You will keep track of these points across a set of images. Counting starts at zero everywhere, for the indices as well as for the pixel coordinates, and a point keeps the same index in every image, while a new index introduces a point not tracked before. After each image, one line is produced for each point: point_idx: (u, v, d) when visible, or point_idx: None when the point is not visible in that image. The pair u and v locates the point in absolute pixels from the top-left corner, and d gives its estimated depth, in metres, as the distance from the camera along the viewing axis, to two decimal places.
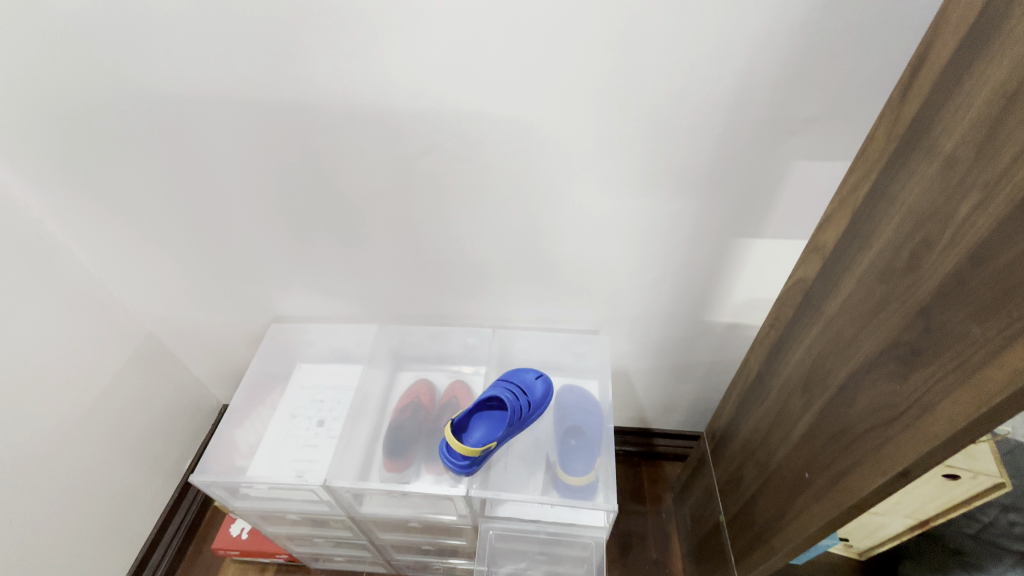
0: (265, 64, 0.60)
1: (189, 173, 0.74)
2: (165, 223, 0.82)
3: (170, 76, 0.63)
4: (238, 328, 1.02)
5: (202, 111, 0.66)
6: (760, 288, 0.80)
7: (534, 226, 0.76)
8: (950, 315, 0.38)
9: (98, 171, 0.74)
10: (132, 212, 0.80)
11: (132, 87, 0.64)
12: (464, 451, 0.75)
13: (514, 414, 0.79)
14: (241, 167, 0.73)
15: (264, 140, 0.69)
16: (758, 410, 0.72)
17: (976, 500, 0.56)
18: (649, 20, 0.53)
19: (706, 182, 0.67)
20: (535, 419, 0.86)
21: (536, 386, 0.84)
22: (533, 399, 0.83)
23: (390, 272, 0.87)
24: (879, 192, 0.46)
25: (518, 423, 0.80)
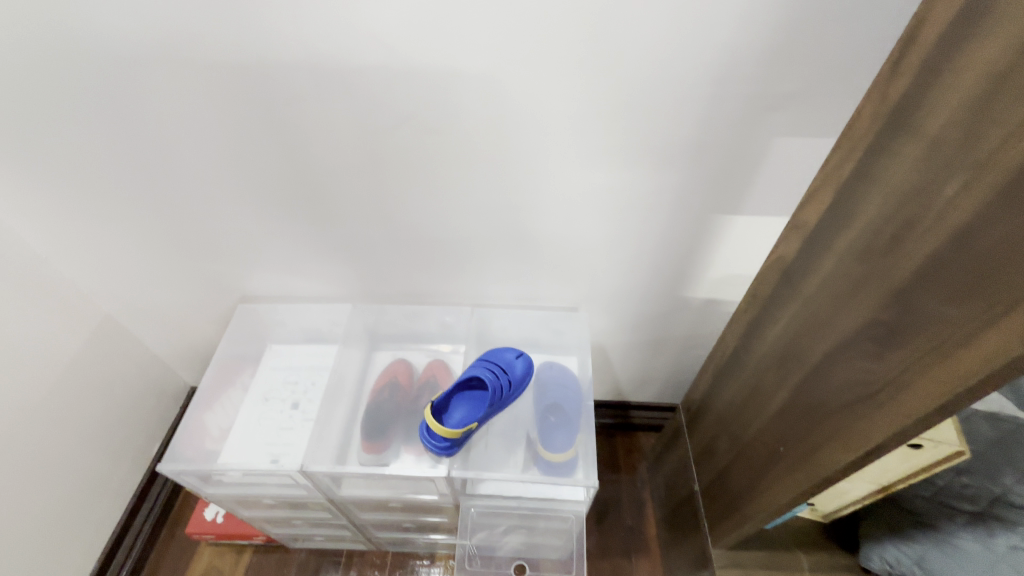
0: (219, 24, 0.55)
1: (142, 143, 0.68)
2: (118, 198, 0.76)
3: (113, 34, 0.57)
4: (203, 308, 0.97)
5: (152, 73, 0.60)
6: (738, 265, 0.80)
7: (513, 202, 0.74)
8: (928, 297, 0.38)
9: (37, 142, 0.67)
10: (79, 186, 0.73)
11: (70, 43, 0.58)
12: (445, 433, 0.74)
13: (495, 394, 0.78)
14: (200, 137, 0.67)
15: (225, 109, 0.64)
16: (733, 384, 0.74)
17: (935, 467, 0.59)
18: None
19: (687, 158, 0.66)
20: (515, 398, 0.86)
21: (517, 365, 0.83)
22: (514, 378, 0.82)
23: (363, 249, 0.84)
24: (862, 173, 0.45)
25: (499, 403, 0.80)
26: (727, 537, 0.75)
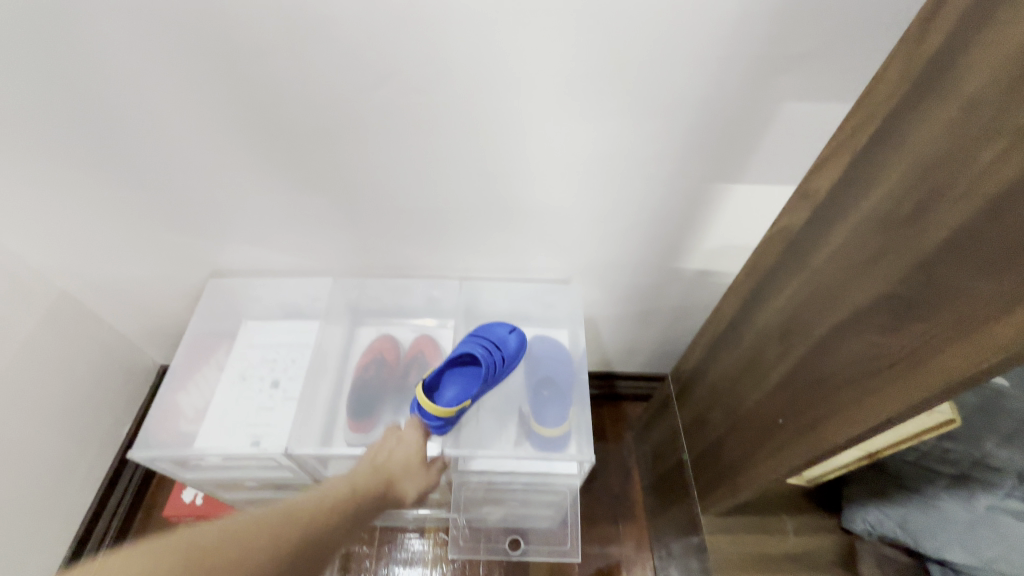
0: None
1: (90, 97, 0.60)
2: (66, 161, 0.68)
3: None
4: (170, 283, 0.91)
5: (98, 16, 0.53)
6: (734, 235, 0.79)
7: (507, 168, 0.69)
8: (954, 269, 0.37)
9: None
10: (18, 146, 0.65)
11: None
12: (439, 413, 0.72)
13: (489, 371, 0.77)
14: (158, 91, 0.60)
15: (187, 59, 0.57)
16: (728, 356, 0.73)
17: (925, 433, 0.59)
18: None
19: (690, 123, 0.63)
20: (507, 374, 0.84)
21: (511, 340, 0.81)
22: (507, 354, 0.80)
23: (344, 220, 0.79)
24: (885, 138, 0.43)
25: (494, 379, 0.78)
26: (719, 505, 0.76)
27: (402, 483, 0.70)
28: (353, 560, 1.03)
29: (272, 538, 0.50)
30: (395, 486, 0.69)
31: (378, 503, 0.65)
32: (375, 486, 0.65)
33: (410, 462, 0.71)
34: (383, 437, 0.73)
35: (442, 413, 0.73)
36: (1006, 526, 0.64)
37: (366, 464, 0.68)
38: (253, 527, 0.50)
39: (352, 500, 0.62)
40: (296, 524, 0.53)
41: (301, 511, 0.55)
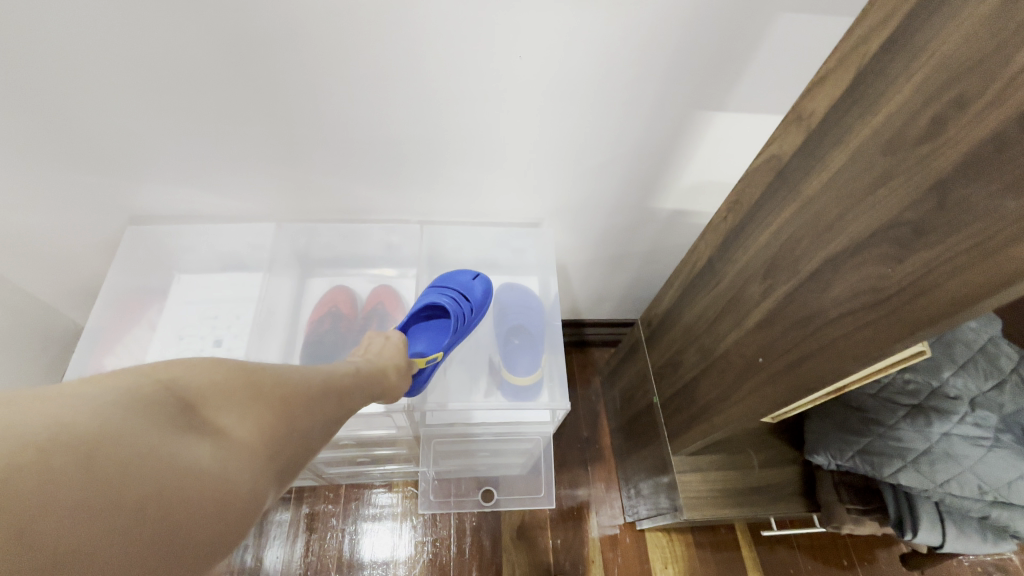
0: None
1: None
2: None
3: None
4: (80, 235, 0.77)
5: None
6: (712, 171, 0.74)
7: (473, 91, 0.61)
8: (971, 190, 0.34)
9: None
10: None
11: None
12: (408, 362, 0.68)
13: (459, 321, 0.72)
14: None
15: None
16: (705, 297, 0.71)
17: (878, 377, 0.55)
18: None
19: (675, 37, 0.56)
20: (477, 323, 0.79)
21: (477, 287, 0.77)
22: (475, 302, 0.76)
23: (285, 155, 0.68)
24: (900, 46, 0.38)
25: (464, 329, 0.74)
26: (692, 445, 0.76)
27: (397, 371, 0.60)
28: (319, 519, 0.99)
29: (312, 368, 0.47)
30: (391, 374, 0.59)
31: (377, 389, 0.56)
32: (376, 370, 0.56)
33: (400, 354, 0.63)
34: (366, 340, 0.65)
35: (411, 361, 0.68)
36: (959, 449, 0.67)
37: (357, 355, 0.60)
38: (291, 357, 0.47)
39: (360, 371, 0.54)
40: (328, 367, 0.50)
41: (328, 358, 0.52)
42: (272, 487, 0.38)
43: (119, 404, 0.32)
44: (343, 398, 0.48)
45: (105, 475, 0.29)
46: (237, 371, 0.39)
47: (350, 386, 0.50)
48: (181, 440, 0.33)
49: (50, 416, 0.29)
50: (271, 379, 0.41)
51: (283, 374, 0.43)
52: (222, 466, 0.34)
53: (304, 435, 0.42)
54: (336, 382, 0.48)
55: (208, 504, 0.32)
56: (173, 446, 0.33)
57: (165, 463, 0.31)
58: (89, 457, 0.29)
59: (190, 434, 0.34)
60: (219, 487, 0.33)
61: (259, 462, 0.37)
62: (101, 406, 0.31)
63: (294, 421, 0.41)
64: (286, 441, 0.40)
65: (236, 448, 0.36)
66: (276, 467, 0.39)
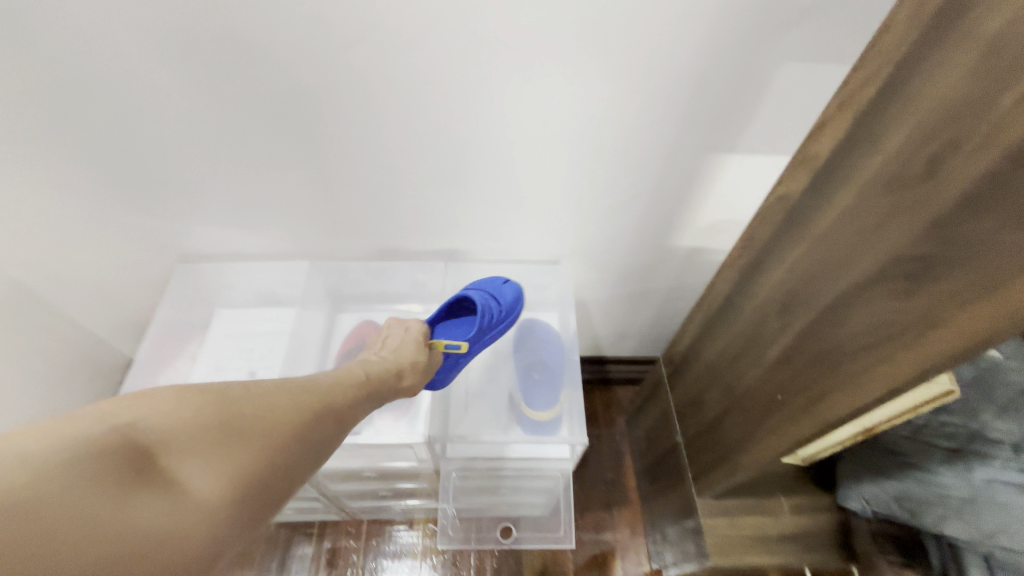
0: None
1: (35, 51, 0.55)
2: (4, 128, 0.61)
3: None
4: (139, 272, 0.85)
5: None
6: (728, 210, 0.76)
7: (495, 139, 0.65)
8: (978, 223, 0.34)
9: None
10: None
11: None
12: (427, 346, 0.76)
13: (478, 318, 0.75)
14: (121, 48, 0.55)
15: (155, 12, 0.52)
16: (724, 334, 0.71)
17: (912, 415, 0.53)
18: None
19: (683, 87, 0.59)
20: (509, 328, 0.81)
21: (507, 291, 0.80)
22: (504, 305, 0.78)
23: (322, 198, 0.74)
24: (892, 93, 0.40)
25: (490, 328, 0.77)
26: (717, 485, 0.74)
27: (411, 372, 0.66)
28: (340, 555, 1.00)
29: (294, 398, 0.49)
30: (403, 375, 0.64)
31: (384, 396, 0.60)
32: (384, 377, 0.61)
33: (416, 354, 0.69)
34: (390, 329, 0.74)
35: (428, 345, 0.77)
36: (1006, 498, 0.61)
37: (373, 356, 0.66)
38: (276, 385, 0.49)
39: (359, 386, 0.57)
40: (319, 389, 0.52)
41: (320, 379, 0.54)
42: (239, 536, 0.40)
43: (85, 457, 0.36)
44: (331, 423, 0.51)
45: (56, 534, 0.32)
46: (210, 414, 0.42)
47: (338, 412, 0.52)
48: (134, 499, 0.36)
49: (22, 465, 0.33)
50: (247, 420, 0.44)
51: (265, 409, 0.46)
52: (176, 522, 0.37)
53: (276, 478, 0.44)
54: (321, 412, 0.50)
55: (156, 564, 0.35)
56: (125, 505, 0.35)
57: (114, 524, 0.34)
58: (45, 515, 0.32)
59: (146, 489, 0.37)
60: (171, 543, 0.36)
61: (221, 513, 0.39)
62: (69, 458, 0.35)
63: (268, 463, 0.43)
64: (256, 486, 0.42)
65: (196, 501, 0.38)
66: (244, 514, 0.41)
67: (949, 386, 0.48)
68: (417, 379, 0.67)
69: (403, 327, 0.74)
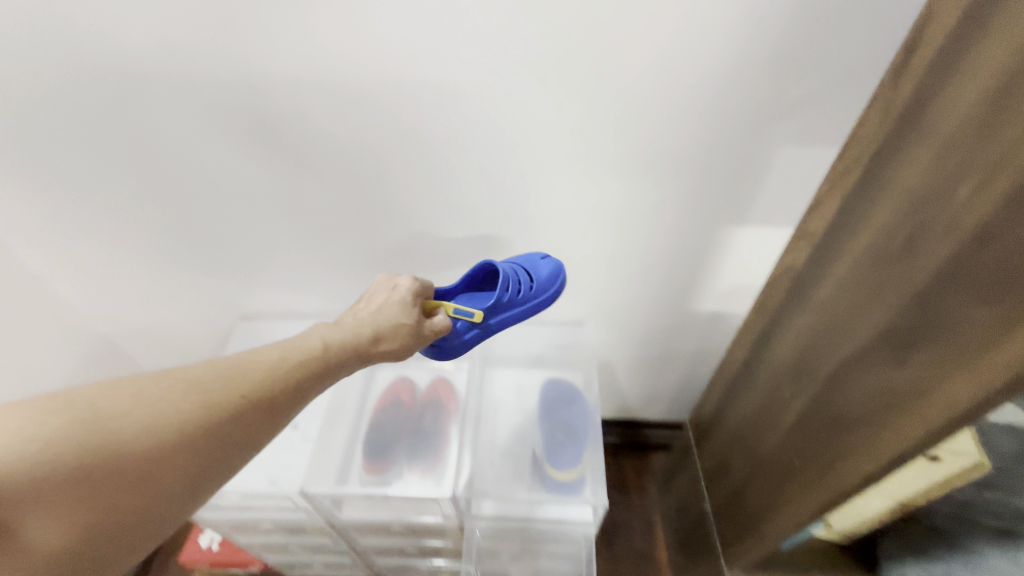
0: (222, 31, 0.56)
1: (143, 141, 0.65)
2: (110, 202, 0.72)
3: (116, 42, 0.56)
4: (205, 327, 0.94)
5: (150, 79, 0.60)
6: (745, 278, 0.80)
7: (522, 214, 0.73)
8: (950, 297, 0.37)
9: (24, 129, 0.63)
10: (72, 188, 0.70)
11: (75, 55, 0.57)
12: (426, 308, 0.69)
13: (505, 284, 0.69)
14: (213, 144, 0.66)
15: (247, 113, 0.63)
16: (744, 399, 0.72)
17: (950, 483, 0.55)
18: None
19: (691, 169, 0.66)
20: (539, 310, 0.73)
21: (542, 267, 0.73)
22: (535, 281, 0.71)
23: (370, 265, 0.83)
24: (873, 180, 0.45)
25: (510, 303, 0.71)
26: (745, 558, 0.72)
27: (383, 342, 0.57)
28: None
29: (197, 400, 0.40)
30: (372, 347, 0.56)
31: (343, 369, 0.53)
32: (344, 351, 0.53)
33: (393, 320, 0.60)
34: (376, 287, 0.66)
35: (430, 310, 0.69)
36: None
37: (347, 319, 0.58)
38: (177, 380, 0.41)
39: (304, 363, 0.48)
40: (233, 385, 0.43)
41: (241, 367, 0.44)
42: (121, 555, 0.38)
43: None
44: (259, 418, 0.43)
45: None
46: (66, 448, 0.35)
47: (266, 407, 0.44)
48: None
49: None
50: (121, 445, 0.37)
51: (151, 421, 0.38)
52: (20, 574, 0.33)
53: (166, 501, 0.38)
54: (230, 419, 0.41)
55: None
56: None
57: None
58: None
59: None
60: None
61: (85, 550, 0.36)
62: None
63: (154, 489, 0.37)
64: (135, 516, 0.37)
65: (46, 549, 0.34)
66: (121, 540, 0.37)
67: (977, 457, 0.52)
68: (396, 348, 0.59)
69: (389, 288, 0.65)
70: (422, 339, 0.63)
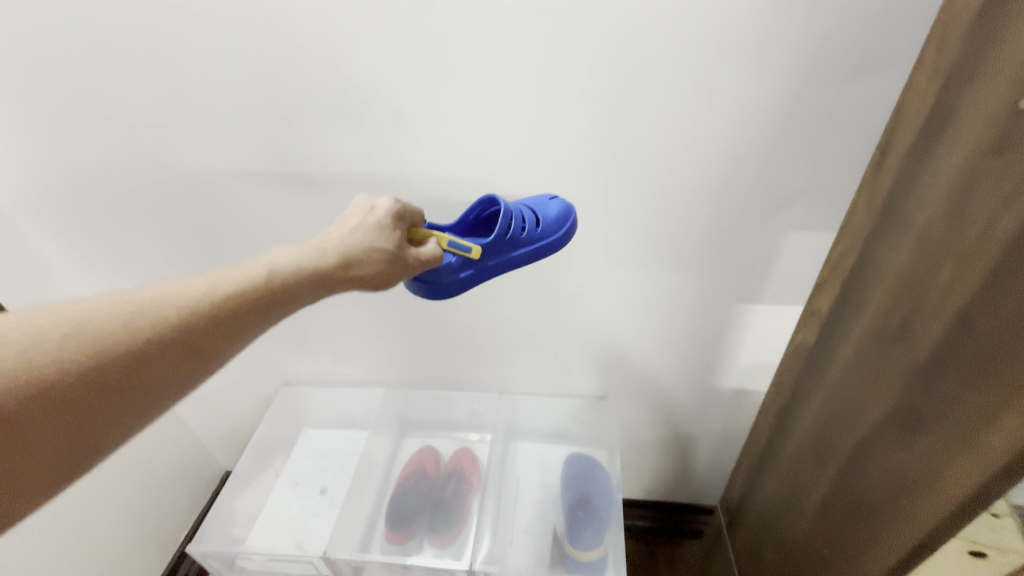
0: (287, 134, 0.63)
1: (213, 228, 0.72)
2: (176, 272, 0.78)
3: (201, 147, 0.65)
4: (252, 393, 0.98)
5: (225, 177, 0.67)
6: (765, 354, 0.80)
7: (546, 290, 0.77)
8: (947, 377, 0.38)
9: (119, 218, 0.72)
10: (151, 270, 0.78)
11: (166, 158, 0.66)
12: (413, 236, 0.56)
13: (506, 222, 0.58)
14: (279, 228, 0.72)
15: (310, 202, 0.69)
16: (771, 480, 0.70)
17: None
18: (647, 98, 0.58)
19: (703, 252, 0.70)
20: (544, 256, 0.63)
21: (550, 206, 0.62)
22: (542, 220, 0.61)
23: (404, 338, 0.87)
24: (867, 264, 0.49)
25: (511, 245, 0.60)
26: None
27: (357, 270, 0.47)
28: None
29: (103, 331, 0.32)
30: (343, 275, 0.46)
31: (304, 298, 0.43)
32: (305, 277, 0.43)
33: (370, 243, 0.48)
34: (349, 211, 0.53)
35: (419, 239, 0.57)
36: None
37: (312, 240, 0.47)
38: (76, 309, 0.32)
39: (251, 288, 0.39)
40: (150, 314, 0.34)
41: (147, 299, 0.34)
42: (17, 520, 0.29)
43: None
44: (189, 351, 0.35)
45: None
46: None
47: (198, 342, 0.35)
48: None
49: None
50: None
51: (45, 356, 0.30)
52: None
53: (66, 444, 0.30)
54: (147, 350, 0.33)
55: None
56: None
57: None
58: None
59: None
60: None
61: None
62: None
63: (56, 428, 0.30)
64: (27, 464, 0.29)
65: None
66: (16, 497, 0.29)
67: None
68: (370, 276, 0.48)
69: (363, 210, 0.52)
70: (409, 266, 0.52)
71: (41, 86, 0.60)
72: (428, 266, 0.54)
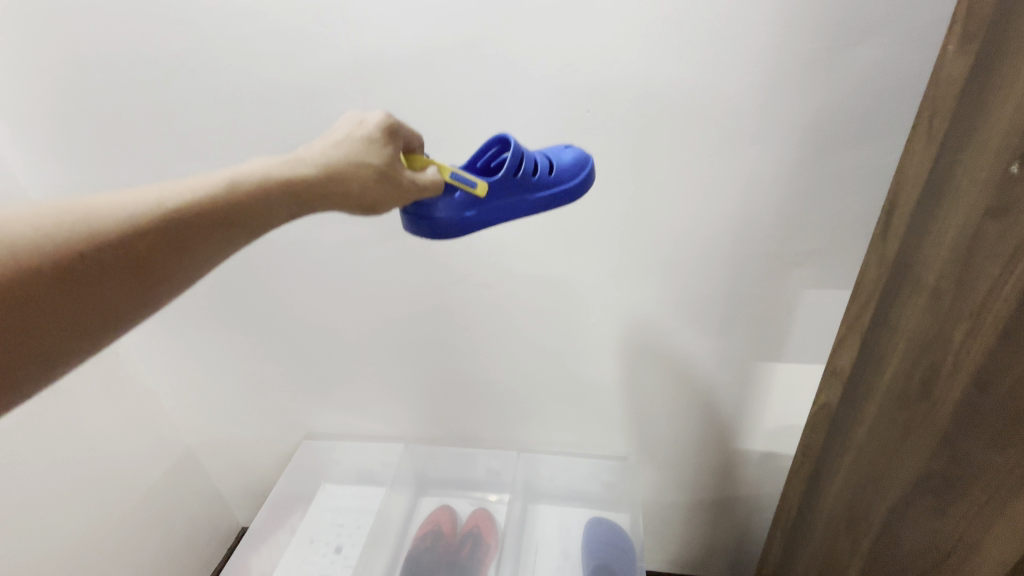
0: None
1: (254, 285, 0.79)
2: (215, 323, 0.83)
3: None
4: (274, 445, 0.99)
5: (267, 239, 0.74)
6: (791, 415, 0.78)
7: (563, 345, 0.78)
8: (972, 439, 0.37)
9: None
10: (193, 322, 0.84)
11: None
12: (411, 163, 0.47)
13: (516, 162, 0.51)
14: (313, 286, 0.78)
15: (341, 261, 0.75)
16: (805, 553, 0.65)
17: None
18: (655, 163, 0.61)
19: (721, 308, 0.70)
20: (559, 204, 0.55)
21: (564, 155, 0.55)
22: (554, 166, 0.54)
23: (424, 392, 0.88)
24: (882, 323, 0.48)
25: (524, 188, 0.52)
26: None
27: (337, 185, 0.39)
28: None
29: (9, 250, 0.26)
30: (319, 192, 0.38)
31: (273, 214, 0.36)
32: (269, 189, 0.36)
33: (352, 157, 0.41)
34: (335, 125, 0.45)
35: (417, 166, 0.47)
36: None
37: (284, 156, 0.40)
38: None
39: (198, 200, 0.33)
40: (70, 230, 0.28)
41: (77, 214, 0.29)
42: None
43: None
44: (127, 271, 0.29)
45: None
46: None
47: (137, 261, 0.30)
48: None
49: None
50: None
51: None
52: None
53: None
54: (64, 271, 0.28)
55: None
56: None
57: None
58: None
59: None
60: None
61: None
62: None
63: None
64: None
65: None
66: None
67: None
68: (356, 193, 0.40)
69: (350, 123, 0.44)
70: (405, 184, 0.44)
71: (111, 160, 0.68)
72: (427, 193, 0.46)
